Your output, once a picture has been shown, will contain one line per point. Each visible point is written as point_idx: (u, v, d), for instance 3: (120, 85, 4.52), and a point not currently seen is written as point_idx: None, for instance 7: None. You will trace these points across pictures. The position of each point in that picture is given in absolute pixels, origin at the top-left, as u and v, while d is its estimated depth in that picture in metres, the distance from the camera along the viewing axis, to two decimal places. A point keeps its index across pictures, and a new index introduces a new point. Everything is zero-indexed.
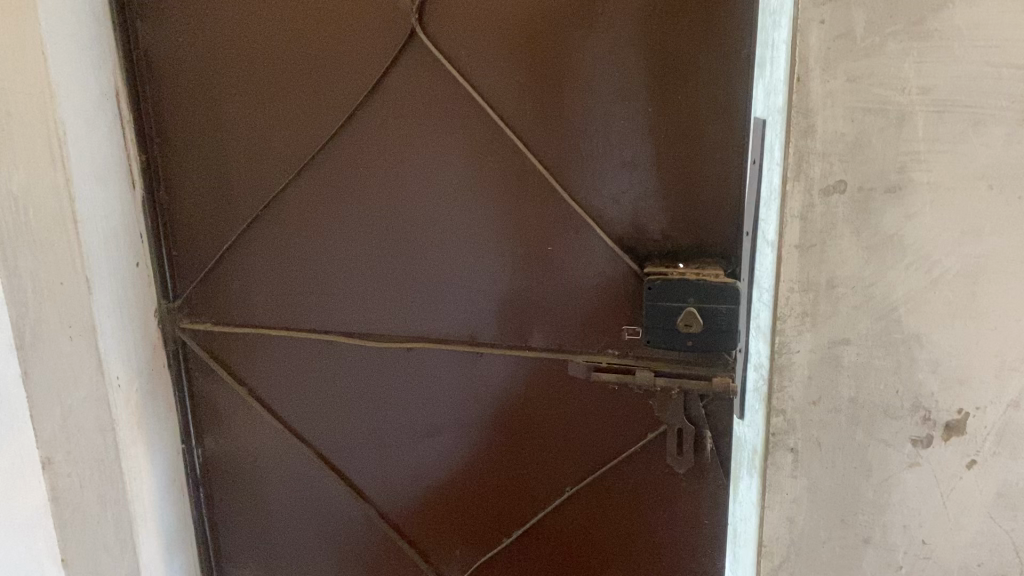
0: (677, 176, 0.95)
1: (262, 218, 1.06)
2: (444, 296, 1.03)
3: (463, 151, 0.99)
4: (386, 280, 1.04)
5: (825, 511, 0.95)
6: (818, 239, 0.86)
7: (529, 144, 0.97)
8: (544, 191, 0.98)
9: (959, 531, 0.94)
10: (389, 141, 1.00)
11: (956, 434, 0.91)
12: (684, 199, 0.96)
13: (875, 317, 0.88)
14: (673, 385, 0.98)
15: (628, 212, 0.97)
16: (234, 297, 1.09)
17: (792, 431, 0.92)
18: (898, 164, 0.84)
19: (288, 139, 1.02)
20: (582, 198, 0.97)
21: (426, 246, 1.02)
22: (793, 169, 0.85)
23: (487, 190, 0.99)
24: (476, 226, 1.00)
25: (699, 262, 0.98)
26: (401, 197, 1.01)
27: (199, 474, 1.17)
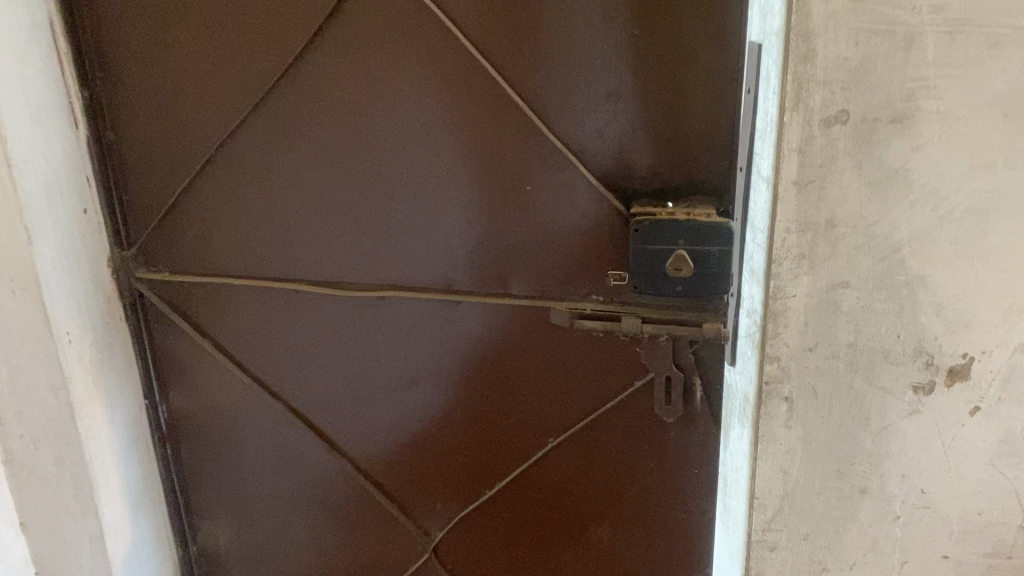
0: (664, 107, 0.88)
1: (219, 159, 0.98)
2: (417, 241, 0.96)
3: (433, 83, 0.91)
4: (355, 224, 0.98)
5: (819, 462, 0.90)
6: (817, 174, 0.80)
7: (504, 74, 0.89)
8: (522, 126, 0.90)
9: (960, 479, 0.90)
10: (353, 73, 0.92)
11: (959, 379, 0.87)
12: (672, 132, 0.89)
13: (877, 258, 0.83)
14: (660, 333, 0.90)
15: (612, 148, 0.90)
16: (194, 245, 1.02)
17: (786, 380, 0.87)
18: (905, 92, 0.77)
19: (241, 72, 0.94)
20: (563, 134, 0.90)
21: (397, 187, 0.95)
22: (791, 98, 0.78)
23: (460, 124, 0.91)
24: (449, 165, 0.93)
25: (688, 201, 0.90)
26: (369, 135, 0.94)
27: (165, 431, 1.11)
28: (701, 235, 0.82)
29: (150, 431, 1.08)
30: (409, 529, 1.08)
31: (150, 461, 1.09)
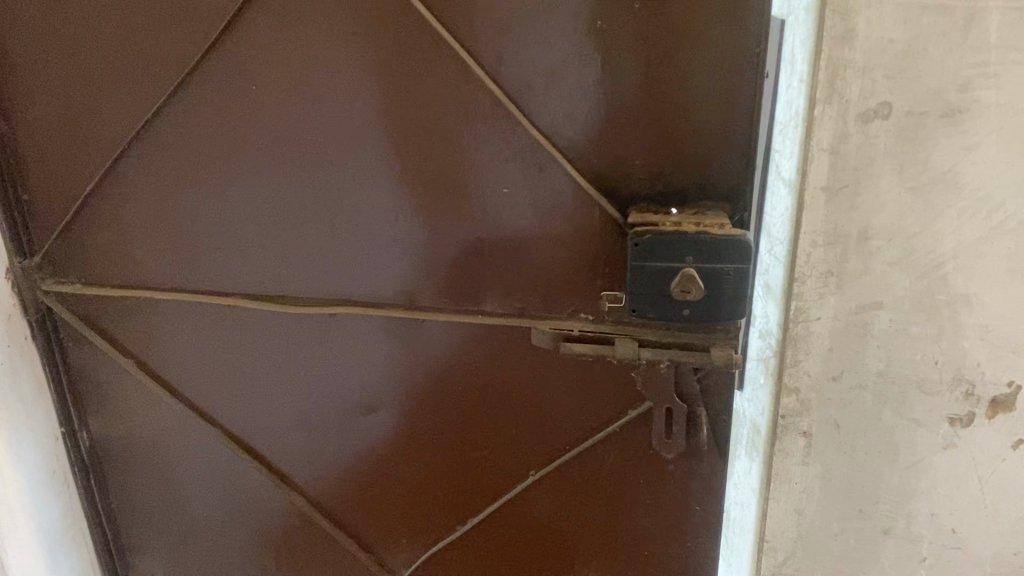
0: (676, 93, 0.69)
1: (130, 154, 0.81)
2: (368, 250, 0.79)
3: (382, 64, 0.72)
4: (290, 230, 0.80)
5: (839, 502, 0.79)
6: (851, 178, 0.67)
7: (472, 51, 0.70)
8: (495, 118, 0.72)
9: (996, 518, 0.80)
10: (285, 52, 0.73)
11: (1004, 410, 0.75)
12: (683, 125, 0.70)
13: (916, 275, 0.70)
14: (661, 358, 0.74)
15: (608, 146, 0.71)
16: (108, 253, 0.86)
17: (805, 413, 0.76)
18: (960, 80, 0.64)
19: (154, 49, 0.76)
20: (547, 126, 0.71)
21: (339, 183, 0.77)
22: (824, 89, 0.64)
23: (418, 113, 0.73)
24: (404, 163, 0.75)
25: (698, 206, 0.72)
26: (306, 128, 0.76)
27: (88, 461, 0.96)
28: (713, 247, 0.66)
29: (69, 463, 0.94)
30: (371, 567, 0.94)
31: (70, 496, 0.94)
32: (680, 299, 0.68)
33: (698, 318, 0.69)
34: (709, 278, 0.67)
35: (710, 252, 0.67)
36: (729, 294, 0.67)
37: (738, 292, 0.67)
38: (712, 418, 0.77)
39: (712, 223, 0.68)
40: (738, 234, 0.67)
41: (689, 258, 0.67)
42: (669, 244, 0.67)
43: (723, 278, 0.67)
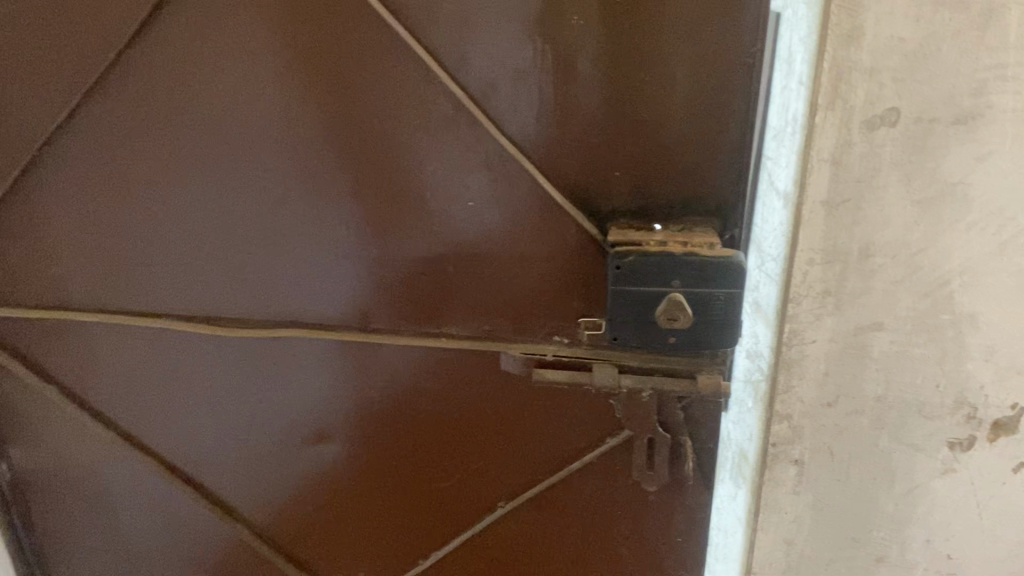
0: (659, 99, 0.61)
1: (40, 162, 0.71)
2: (316, 269, 0.71)
3: (328, 62, 0.63)
4: (227, 246, 0.71)
5: (830, 531, 0.74)
6: (853, 191, 0.61)
7: (431, 48, 0.62)
8: (458, 123, 0.64)
9: (994, 543, 0.75)
10: (215, 47, 0.64)
11: (1005, 433, 0.70)
12: (668, 135, 0.62)
13: (919, 294, 0.64)
14: (644, 387, 0.68)
15: (584, 156, 0.63)
16: (21, 271, 0.76)
17: (798, 440, 0.70)
18: (974, 83, 0.57)
19: (62, 43, 0.66)
20: (516, 132, 0.63)
21: (282, 196, 0.69)
22: (827, 93, 0.58)
23: (370, 117, 0.64)
24: (355, 173, 0.67)
25: (684, 221, 0.65)
26: (241, 134, 0.67)
27: (9, 495, 0.87)
28: (702, 271, 0.60)
29: None
30: None
31: None
32: (665, 326, 0.62)
33: (685, 345, 0.63)
34: (699, 304, 0.61)
35: (700, 276, 0.60)
36: (720, 321, 0.61)
37: (729, 318, 0.61)
38: (697, 446, 0.71)
39: (701, 243, 0.62)
40: (729, 255, 0.60)
41: (676, 282, 0.60)
42: (654, 266, 0.60)
43: (714, 304, 0.61)
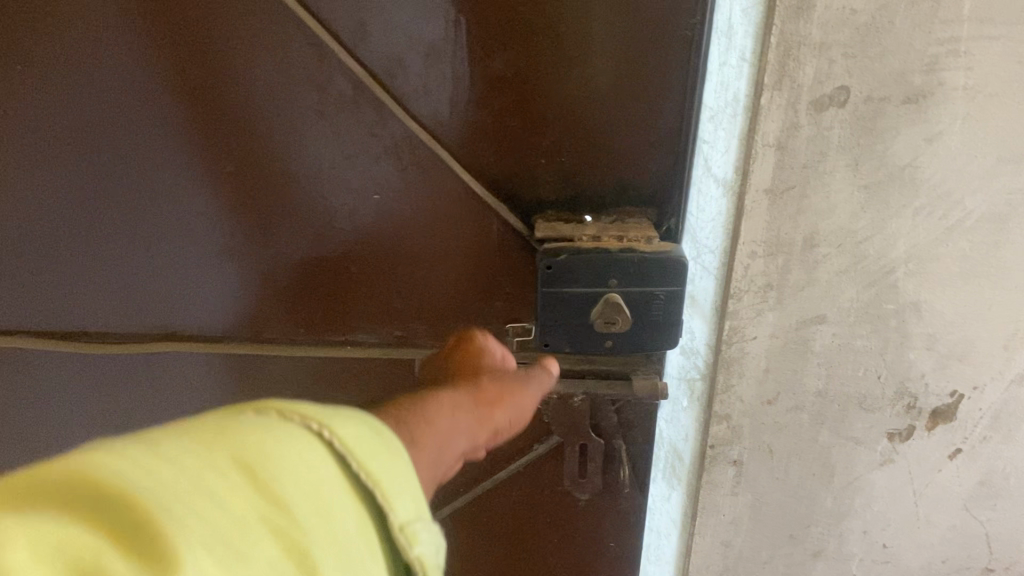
0: (590, 78, 0.54)
1: None
2: (199, 274, 0.63)
3: (197, 40, 0.53)
4: (93, 254, 0.62)
5: (769, 530, 0.72)
6: (798, 178, 0.56)
7: (323, 20, 0.53)
8: (359, 108, 0.55)
9: (928, 529, 0.73)
10: (53, 28, 0.53)
11: (943, 421, 0.67)
12: (599, 119, 0.55)
13: (863, 284, 0.60)
14: (575, 391, 0.61)
15: (506, 142, 0.56)
16: None
17: (736, 440, 0.67)
18: (926, 59, 0.52)
19: None
20: (427, 116, 0.56)
21: (153, 197, 0.59)
22: (773, 72, 0.52)
23: (253, 104, 0.55)
24: (238, 168, 0.58)
25: (619, 212, 0.59)
26: (97, 126, 0.57)
27: None
28: (640, 268, 0.54)
29: None
30: None
31: None
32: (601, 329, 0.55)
33: (623, 349, 0.57)
34: (635, 305, 0.55)
35: (637, 274, 0.54)
36: (660, 321, 0.55)
37: (670, 317, 0.55)
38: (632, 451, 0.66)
39: (638, 236, 0.55)
40: (668, 249, 0.54)
41: (612, 281, 0.54)
42: (587, 265, 0.54)
43: (653, 302, 0.55)
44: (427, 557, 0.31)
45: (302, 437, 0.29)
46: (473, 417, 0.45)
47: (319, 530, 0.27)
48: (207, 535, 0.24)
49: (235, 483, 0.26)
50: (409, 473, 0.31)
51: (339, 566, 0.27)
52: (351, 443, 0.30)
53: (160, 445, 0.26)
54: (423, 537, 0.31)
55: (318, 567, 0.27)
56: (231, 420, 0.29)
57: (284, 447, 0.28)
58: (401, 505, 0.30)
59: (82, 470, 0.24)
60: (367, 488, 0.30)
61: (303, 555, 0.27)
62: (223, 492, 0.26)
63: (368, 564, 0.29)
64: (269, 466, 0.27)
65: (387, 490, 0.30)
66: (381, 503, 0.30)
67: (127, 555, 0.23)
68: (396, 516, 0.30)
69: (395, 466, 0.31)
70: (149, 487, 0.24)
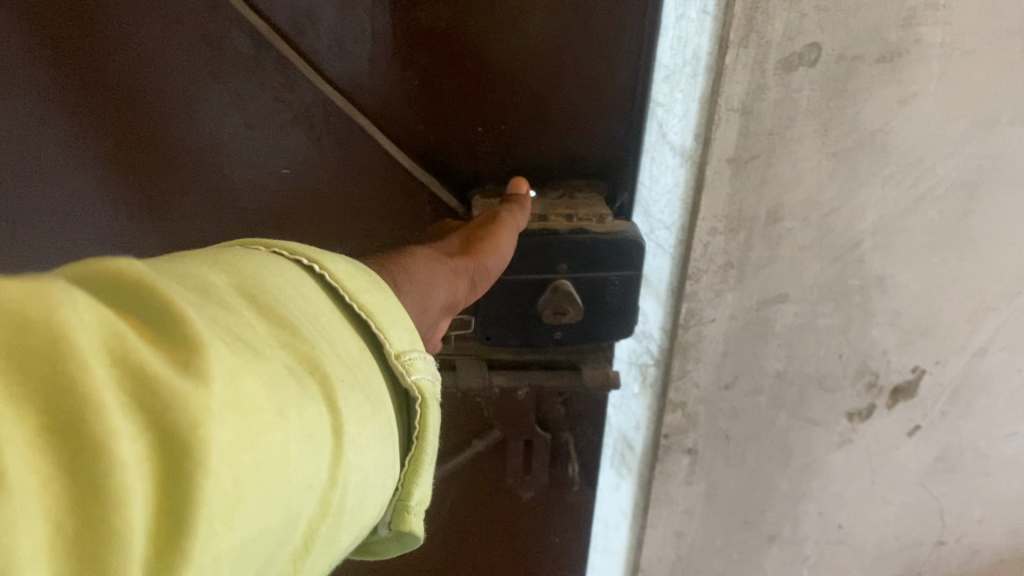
0: (531, 32, 0.47)
1: None
2: (78, 236, 0.56)
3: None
4: None
5: (723, 517, 0.68)
6: (763, 146, 0.50)
7: None
8: (262, 67, 0.48)
9: (883, 507, 0.71)
10: None
11: (903, 398, 0.64)
12: (541, 79, 0.49)
13: (828, 259, 0.55)
14: (519, 385, 0.55)
15: (437, 109, 0.50)
16: None
17: (691, 428, 0.62)
18: (903, 12, 0.47)
19: None
20: (345, 80, 0.49)
21: (13, 146, 0.51)
22: (738, 27, 0.46)
23: (133, 46, 0.47)
24: (118, 118, 0.50)
25: (566, 185, 0.54)
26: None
27: None
28: (593, 252, 0.49)
29: None
30: None
31: None
32: (549, 318, 0.50)
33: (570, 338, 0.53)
34: (587, 292, 0.50)
35: (591, 260, 0.49)
36: (615, 309, 0.51)
37: (624, 305, 0.51)
38: (579, 443, 0.62)
39: (589, 214, 0.49)
40: (623, 229, 0.49)
41: (562, 267, 0.49)
42: (535, 250, 0.49)
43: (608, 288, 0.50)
44: (429, 384, 0.29)
45: (295, 268, 0.27)
46: (450, 267, 0.40)
47: (329, 348, 0.25)
48: (220, 332, 0.21)
49: (235, 297, 0.23)
50: (400, 317, 0.29)
51: (352, 386, 0.24)
52: (345, 273, 0.28)
53: (151, 261, 0.23)
54: (421, 365, 0.29)
55: (332, 378, 0.24)
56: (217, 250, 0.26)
57: (278, 273, 0.25)
58: (399, 334, 0.28)
59: (105, 261, 0.20)
60: (364, 320, 0.27)
61: (320, 369, 0.23)
62: (222, 297, 0.23)
63: (378, 390, 0.26)
64: (267, 283, 0.25)
65: (383, 320, 0.28)
66: (380, 335, 0.27)
67: (154, 346, 0.19)
68: (394, 346, 0.28)
69: (383, 298, 0.29)
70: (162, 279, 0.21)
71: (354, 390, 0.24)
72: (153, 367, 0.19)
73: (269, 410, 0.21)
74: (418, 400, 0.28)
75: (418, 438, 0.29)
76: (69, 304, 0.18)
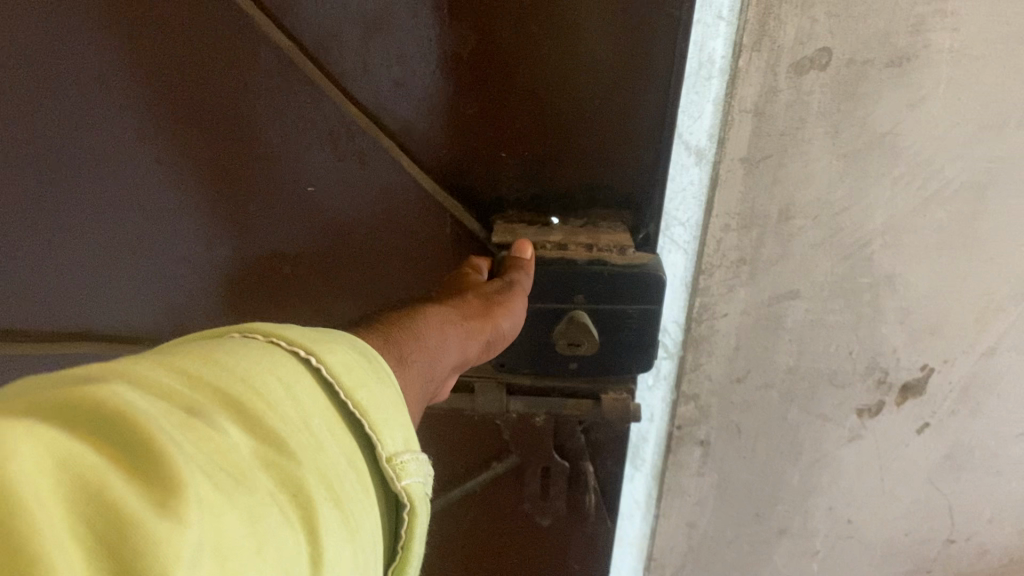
0: (551, 74, 0.49)
1: None
2: (130, 256, 0.60)
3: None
4: (42, 264, 0.61)
5: (734, 510, 0.70)
6: (776, 146, 0.52)
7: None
8: (288, 85, 0.51)
9: (893, 503, 0.72)
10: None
11: (911, 395, 0.65)
12: (558, 109, 0.51)
13: (838, 257, 0.57)
14: (536, 411, 0.59)
15: (456, 131, 0.52)
16: None
17: (705, 420, 0.65)
18: (912, 19, 0.48)
19: None
20: (367, 103, 0.52)
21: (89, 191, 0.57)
22: (752, 32, 0.48)
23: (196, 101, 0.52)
24: (159, 132, 0.53)
25: (590, 215, 0.56)
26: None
27: None
28: (610, 283, 0.51)
29: None
30: None
31: None
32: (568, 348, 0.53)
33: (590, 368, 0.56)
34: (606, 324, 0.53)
35: (609, 293, 0.51)
36: (632, 342, 0.54)
37: (643, 337, 0.54)
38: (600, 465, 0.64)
39: (609, 245, 0.52)
40: (642, 262, 0.51)
41: (579, 297, 0.52)
42: (554, 279, 0.51)
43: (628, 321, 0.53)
44: (419, 488, 0.28)
45: (293, 364, 0.26)
46: (460, 333, 0.41)
47: (318, 463, 0.24)
48: (199, 464, 0.21)
49: (221, 413, 0.23)
50: (399, 411, 0.28)
51: (338, 504, 0.24)
52: (344, 368, 0.27)
53: (139, 367, 0.23)
54: (414, 467, 0.28)
55: (315, 503, 0.23)
56: (212, 346, 0.25)
57: (272, 372, 0.25)
58: (394, 436, 0.27)
59: (83, 392, 0.21)
60: (358, 420, 0.27)
61: (303, 490, 0.23)
62: (212, 417, 0.22)
63: (366, 504, 0.25)
64: (263, 392, 0.24)
65: (378, 420, 0.27)
66: (374, 437, 0.27)
67: (126, 484, 0.20)
68: (386, 448, 0.27)
69: (385, 392, 0.28)
70: (143, 410, 0.21)
71: (338, 509, 0.24)
72: (125, 512, 0.19)
73: (244, 548, 0.21)
74: (406, 504, 0.28)
75: (404, 543, 0.28)
76: (26, 449, 0.18)
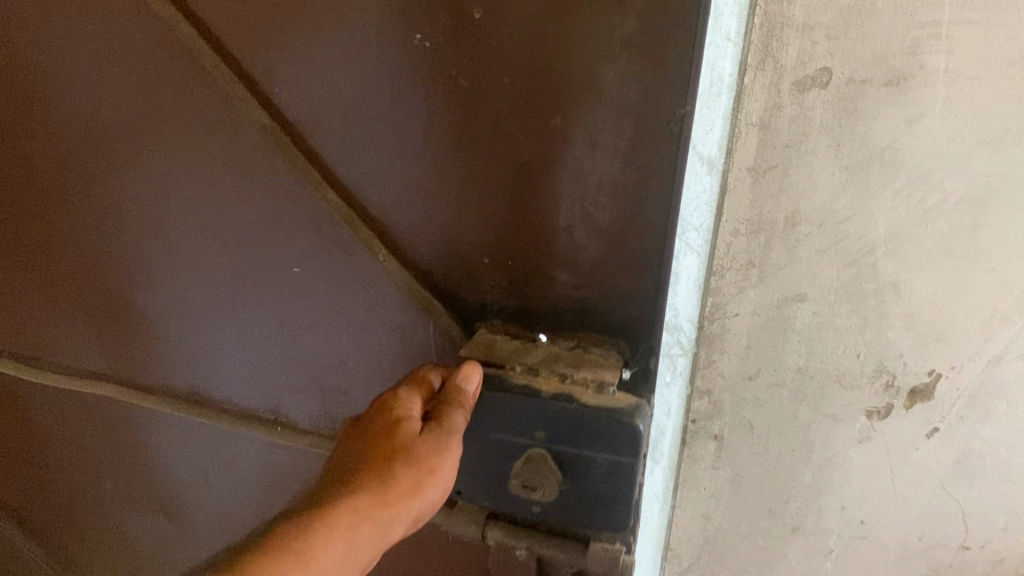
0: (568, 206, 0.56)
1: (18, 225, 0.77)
2: (220, 342, 0.75)
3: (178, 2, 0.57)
4: (162, 334, 0.77)
5: (748, 504, 0.75)
6: (781, 157, 0.57)
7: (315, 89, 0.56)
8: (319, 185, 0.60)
9: (904, 506, 0.75)
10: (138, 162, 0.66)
11: (920, 400, 0.69)
12: (531, 207, 0.56)
13: (842, 263, 0.62)
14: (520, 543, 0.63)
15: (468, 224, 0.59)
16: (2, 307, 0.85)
17: (718, 415, 0.70)
18: (907, 42, 0.53)
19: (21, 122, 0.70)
20: (381, 177, 0.59)
21: (194, 289, 0.72)
22: (757, 52, 0.54)
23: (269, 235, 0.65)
24: (243, 251, 0.67)
25: (580, 340, 0.60)
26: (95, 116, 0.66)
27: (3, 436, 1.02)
28: (575, 427, 0.55)
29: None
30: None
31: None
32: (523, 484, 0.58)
33: (563, 507, 0.59)
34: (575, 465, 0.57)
35: (578, 438, 0.55)
36: (602, 490, 0.57)
37: (614, 482, 0.57)
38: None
39: (585, 379, 0.56)
40: (612, 404, 0.54)
41: (540, 435, 0.56)
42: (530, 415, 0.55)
43: (595, 465, 0.56)
44: None
45: None
46: (376, 506, 0.47)
47: None
48: None
49: None
50: None
51: None
52: None
53: None
54: None
55: None
56: None
57: None
58: None
59: None
60: None
61: None
62: None
63: None
64: None
65: None
66: None
67: None
68: None
69: None
70: None
71: None
72: None
73: None
74: None
75: None
76: None
